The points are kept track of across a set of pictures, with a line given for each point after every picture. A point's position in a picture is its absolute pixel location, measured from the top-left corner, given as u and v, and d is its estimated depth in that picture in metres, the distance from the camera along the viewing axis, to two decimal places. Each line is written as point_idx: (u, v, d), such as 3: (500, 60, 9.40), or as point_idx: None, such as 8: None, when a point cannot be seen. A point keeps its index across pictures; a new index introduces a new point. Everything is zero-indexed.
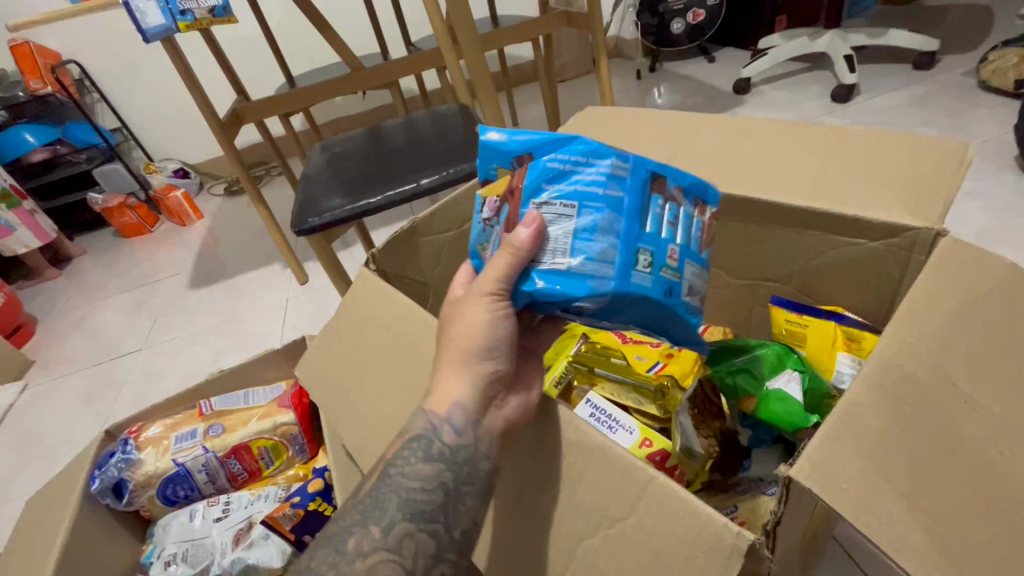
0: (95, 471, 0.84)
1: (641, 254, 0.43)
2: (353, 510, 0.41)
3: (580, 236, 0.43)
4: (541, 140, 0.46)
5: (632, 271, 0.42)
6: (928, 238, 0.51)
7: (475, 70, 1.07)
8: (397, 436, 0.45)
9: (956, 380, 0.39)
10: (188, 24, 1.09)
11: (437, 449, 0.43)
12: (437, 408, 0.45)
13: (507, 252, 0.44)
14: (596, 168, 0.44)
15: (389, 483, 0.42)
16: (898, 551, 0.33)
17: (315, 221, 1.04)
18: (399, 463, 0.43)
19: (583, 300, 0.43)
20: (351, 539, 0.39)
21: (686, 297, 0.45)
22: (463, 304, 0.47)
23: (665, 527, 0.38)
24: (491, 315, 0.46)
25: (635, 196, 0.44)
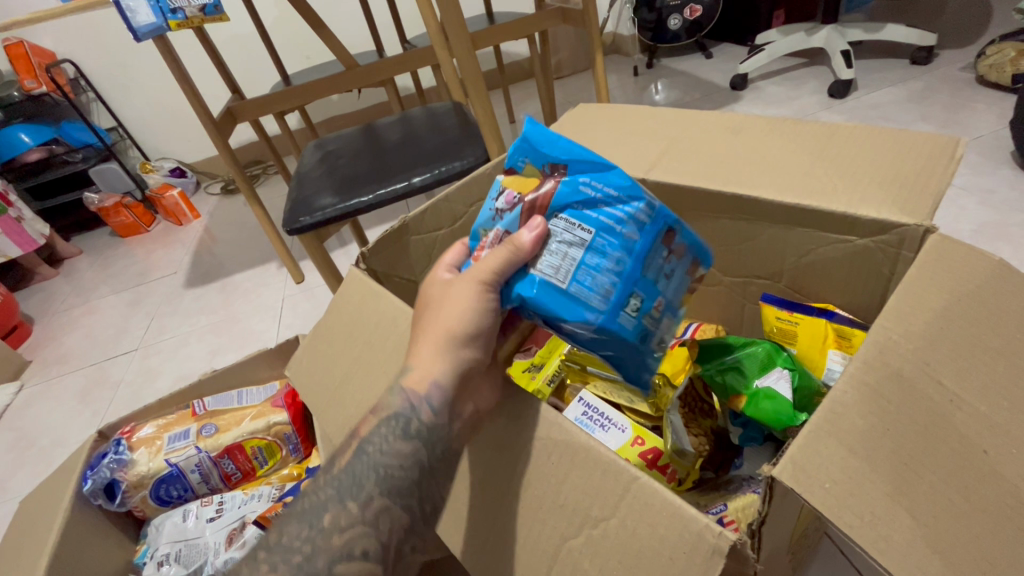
0: (87, 471, 0.83)
1: (633, 299, 0.47)
2: (328, 485, 0.41)
3: (587, 264, 0.46)
4: (583, 158, 0.48)
5: (621, 312, 0.46)
6: (917, 235, 0.50)
7: (468, 68, 1.06)
8: (374, 412, 0.45)
9: (943, 378, 0.39)
10: (180, 22, 1.07)
11: (413, 428, 0.43)
12: (414, 387, 0.44)
13: (507, 249, 0.47)
14: (625, 207, 0.47)
15: (365, 460, 0.41)
16: (881, 551, 0.33)
17: (307, 220, 1.03)
18: (375, 441, 0.42)
19: (566, 322, 0.46)
20: (327, 515, 0.39)
21: (657, 345, 0.50)
22: (453, 287, 0.47)
23: (647, 528, 0.38)
24: (478, 301, 0.46)
25: (646, 244, 0.48)
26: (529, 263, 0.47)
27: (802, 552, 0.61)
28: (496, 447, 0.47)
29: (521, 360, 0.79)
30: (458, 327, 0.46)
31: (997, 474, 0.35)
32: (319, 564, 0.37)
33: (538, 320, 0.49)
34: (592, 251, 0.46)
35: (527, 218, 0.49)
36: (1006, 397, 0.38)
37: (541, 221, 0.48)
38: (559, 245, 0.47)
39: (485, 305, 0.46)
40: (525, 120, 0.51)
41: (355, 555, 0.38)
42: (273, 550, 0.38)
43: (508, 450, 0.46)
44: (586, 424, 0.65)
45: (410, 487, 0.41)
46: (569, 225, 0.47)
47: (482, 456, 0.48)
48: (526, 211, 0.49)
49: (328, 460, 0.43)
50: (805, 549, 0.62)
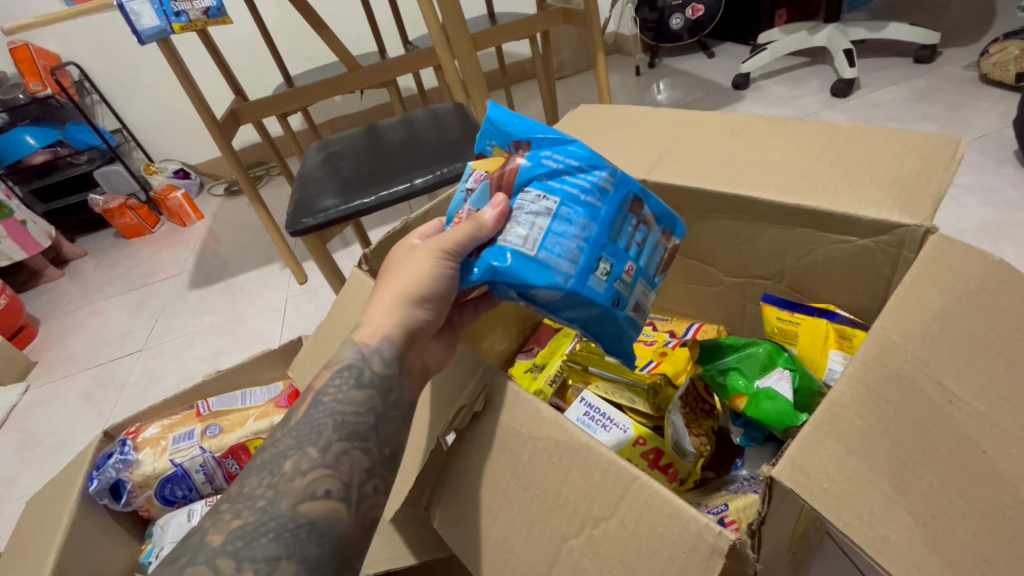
0: (94, 471, 0.84)
1: (602, 263, 0.49)
2: (286, 437, 0.43)
3: (555, 231, 0.48)
4: (543, 135, 0.52)
5: (590, 275, 0.48)
6: (917, 235, 0.51)
7: (469, 69, 1.07)
8: (327, 368, 0.47)
9: (942, 378, 0.39)
10: (183, 25, 1.09)
11: (366, 377, 0.46)
12: (366, 340, 0.48)
13: (471, 224, 0.50)
14: (588, 177, 0.50)
15: (322, 409, 0.44)
16: (881, 552, 0.33)
17: (310, 221, 1.04)
18: (331, 391, 0.45)
19: (538, 288, 0.48)
20: (288, 462, 0.41)
21: (630, 310, 0.52)
22: (415, 254, 0.51)
23: (647, 527, 0.38)
24: (436, 266, 0.50)
25: (611, 210, 0.50)
26: (497, 236, 0.51)
27: (803, 552, 0.61)
28: (494, 447, 0.47)
29: (523, 361, 0.80)
30: (412, 288, 0.50)
31: (995, 473, 0.35)
32: (283, 506, 0.38)
33: (511, 293, 0.51)
34: (559, 219, 0.49)
35: (493, 193, 0.52)
36: (1005, 397, 0.38)
37: (505, 195, 0.51)
38: (528, 215, 0.49)
39: (441, 268, 0.50)
40: (490, 105, 0.56)
41: (319, 494, 0.40)
42: (235, 501, 0.39)
43: (508, 450, 0.46)
44: (587, 424, 0.65)
45: (370, 433, 0.44)
46: (535, 196, 0.50)
47: (482, 454, 0.48)
48: (492, 187, 0.53)
49: (285, 417, 0.45)
50: (806, 549, 0.62)
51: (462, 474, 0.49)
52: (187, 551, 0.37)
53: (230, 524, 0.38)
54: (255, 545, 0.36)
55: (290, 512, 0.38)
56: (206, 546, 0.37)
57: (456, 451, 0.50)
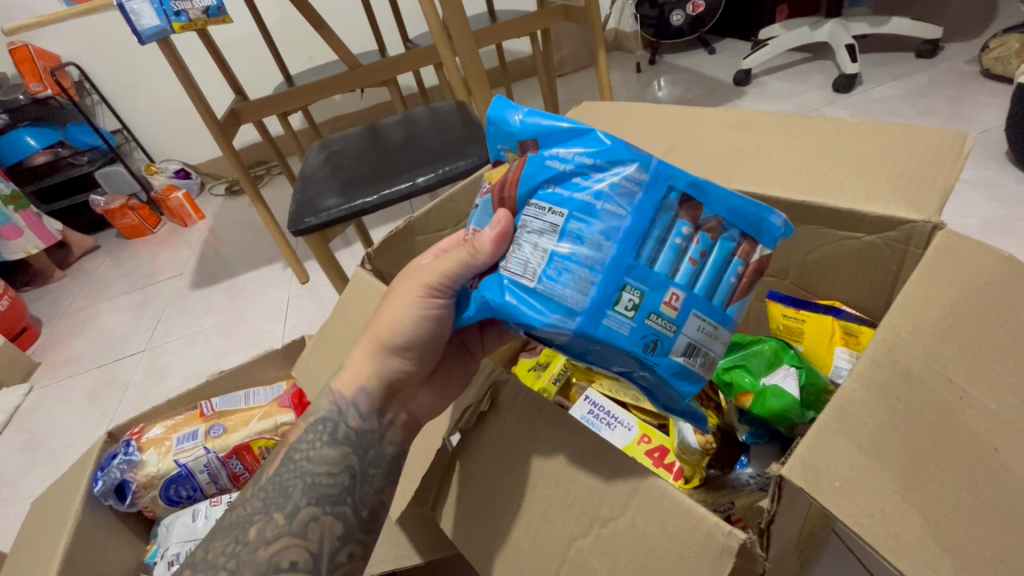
0: (97, 473, 0.84)
1: (627, 293, 0.41)
2: (257, 498, 0.45)
3: (562, 253, 0.42)
4: (548, 131, 0.46)
5: (608, 310, 0.41)
6: (925, 231, 0.50)
7: (470, 67, 1.06)
8: (303, 420, 0.50)
9: (953, 376, 0.38)
10: (183, 24, 1.09)
11: (340, 433, 0.48)
12: (343, 388, 0.50)
13: (466, 251, 0.46)
14: (605, 180, 0.43)
15: (293, 469, 0.46)
16: (893, 552, 0.33)
17: (312, 221, 1.04)
18: (302, 449, 0.47)
19: (539, 328, 0.41)
20: (255, 528, 0.44)
21: (677, 353, 0.42)
22: (399, 292, 0.50)
23: (657, 527, 0.38)
24: (414, 309, 0.49)
25: (640, 220, 0.42)
26: (497, 262, 0.46)
27: (810, 550, 0.61)
28: (501, 447, 0.47)
29: (527, 360, 0.80)
30: (391, 335, 0.50)
31: (1009, 471, 0.35)
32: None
33: (519, 329, 0.45)
34: (566, 237, 0.43)
35: (494, 210, 0.48)
36: (1017, 394, 0.37)
37: (507, 213, 0.46)
38: (529, 236, 0.44)
39: (424, 309, 0.49)
40: (494, 102, 0.50)
41: (284, 565, 0.42)
42: (200, 568, 0.43)
43: (516, 450, 0.46)
44: (593, 422, 0.66)
45: (341, 496, 0.46)
46: (540, 210, 0.44)
47: (489, 453, 0.48)
48: (493, 202, 0.48)
49: (258, 472, 0.48)
50: (812, 548, 0.62)
51: (470, 475, 0.49)
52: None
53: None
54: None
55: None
56: None
57: (463, 452, 0.50)
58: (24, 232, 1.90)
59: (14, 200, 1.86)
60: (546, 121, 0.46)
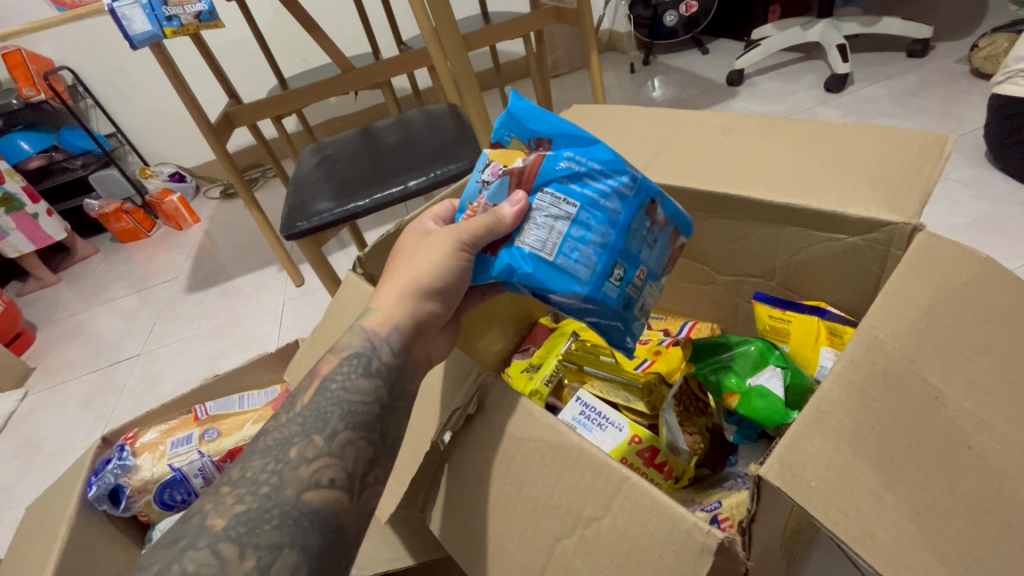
0: (91, 478, 0.85)
1: (617, 268, 0.50)
2: (293, 423, 0.44)
3: (573, 237, 0.49)
4: (564, 133, 0.51)
5: (606, 281, 0.49)
6: (906, 232, 0.51)
7: (461, 70, 1.07)
8: (335, 353, 0.49)
9: (928, 376, 0.39)
10: (175, 29, 1.08)
11: (374, 366, 0.47)
12: (375, 327, 0.50)
13: (490, 218, 0.50)
14: (608, 182, 0.50)
15: (330, 397, 0.45)
16: (866, 548, 0.33)
17: (304, 225, 1.04)
18: (338, 378, 0.46)
19: (554, 292, 0.49)
20: (294, 449, 0.42)
21: (638, 312, 0.53)
22: (424, 246, 0.53)
23: (639, 527, 0.38)
24: (448, 258, 0.51)
25: (630, 215, 0.51)
26: (513, 236, 0.51)
27: (796, 548, 0.62)
28: (487, 449, 0.48)
29: (519, 361, 0.80)
30: (427, 279, 0.51)
31: (981, 469, 0.36)
32: (288, 493, 0.39)
33: (526, 291, 0.52)
34: (578, 224, 0.49)
35: (511, 191, 0.52)
36: (991, 393, 0.38)
37: (524, 194, 0.51)
38: (546, 219, 0.50)
39: (455, 260, 0.51)
40: (512, 95, 0.53)
41: (323, 483, 0.41)
42: (237, 485, 0.40)
43: (503, 451, 0.47)
44: (583, 423, 0.64)
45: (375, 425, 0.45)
46: (555, 199, 0.50)
47: (477, 456, 0.48)
48: (510, 184, 0.52)
49: (289, 401, 0.46)
50: (799, 546, 0.62)
51: (458, 476, 0.49)
52: (186, 534, 0.38)
53: (232, 509, 0.38)
54: (258, 532, 0.37)
55: (294, 500, 0.39)
56: (209, 528, 0.37)
57: (451, 454, 0.50)
58: (10, 234, 1.90)
59: (4, 201, 1.85)
60: (563, 123, 0.51)
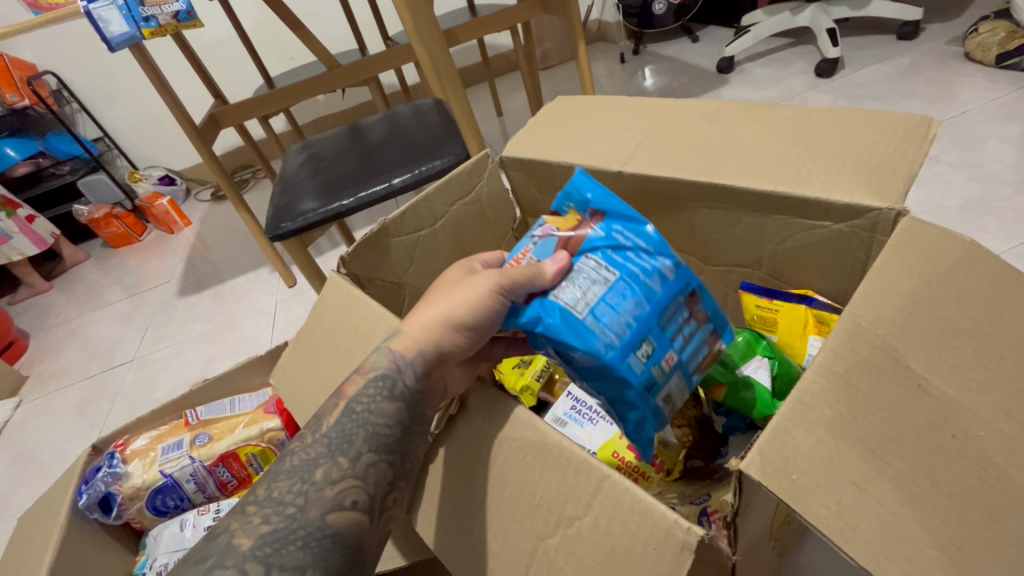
0: (82, 486, 0.84)
1: (645, 344, 0.48)
2: (318, 443, 0.43)
3: (608, 302, 0.48)
4: (618, 210, 0.54)
5: (632, 353, 0.47)
6: (890, 218, 0.50)
7: (441, 66, 1.05)
8: (361, 374, 0.48)
9: (911, 363, 0.38)
10: (153, 30, 1.06)
11: (398, 390, 0.47)
12: (403, 350, 0.49)
13: (531, 271, 0.51)
14: (653, 261, 0.51)
15: (355, 418, 0.44)
16: (848, 541, 0.32)
17: (289, 225, 1.03)
18: (363, 400, 0.46)
19: (576, 350, 0.47)
20: (319, 470, 0.42)
21: (661, 401, 0.49)
22: (470, 279, 0.51)
23: (620, 526, 0.38)
24: (485, 296, 0.50)
25: (667, 296, 0.50)
26: (549, 290, 0.51)
27: (788, 539, 0.61)
28: (468, 451, 0.47)
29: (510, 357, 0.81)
30: (456, 313, 0.50)
31: (967, 456, 0.35)
32: (313, 514, 0.39)
33: (549, 347, 0.50)
34: (614, 291, 0.49)
35: (556, 250, 0.53)
36: (975, 379, 0.38)
37: (567, 256, 0.52)
38: (585, 279, 0.50)
39: (490, 300, 0.50)
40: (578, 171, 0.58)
41: (346, 504, 0.40)
42: (264, 504, 0.40)
43: (486, 451, 0.46)
44: (575, 418, 0.65)
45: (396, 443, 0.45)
46: (597, 265, 0.51)
47: (458, 456, 0.48)
48: (556, 243, 0.54)
49: (315, 421, 0.46)
50: (792, 535, 0.62)
51: (443, 476, 0.49)
52: (213, 553, 0.38)
53: (259, 529, 0.38)
54: (283, 552, 0.37)
55: (318, 521, 0.39)
56: (235, 549, 0.37)
57: (434, 455, 0.50)
58: (11, 238, 1.88)
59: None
60: (619, 201, 0.54)
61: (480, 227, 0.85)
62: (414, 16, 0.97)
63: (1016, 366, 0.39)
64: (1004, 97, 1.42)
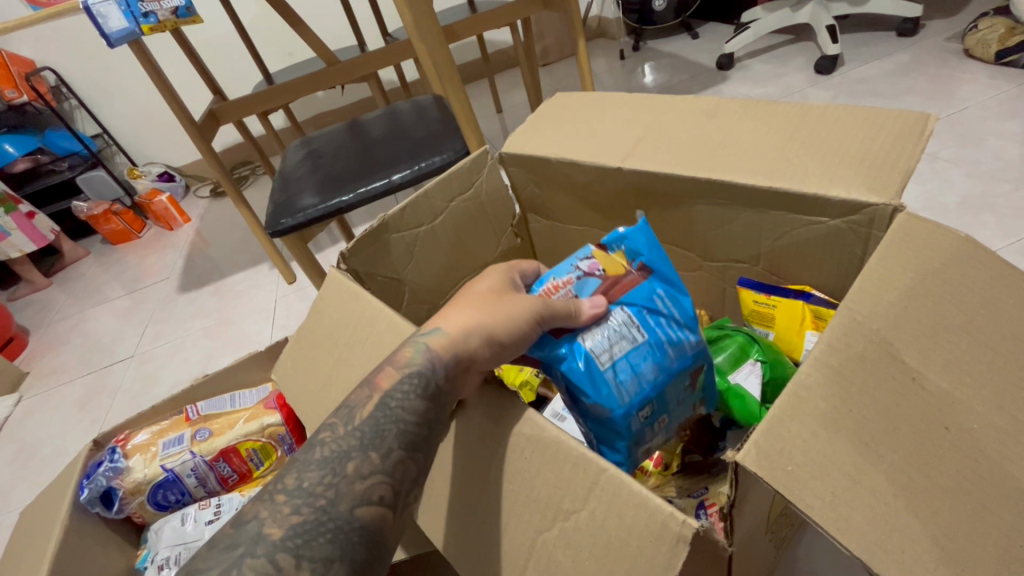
0: (84, 480, 0.84)
1: (648, 407, 0.52)
2: (348, 434, 0.40)
3: (630, 362, 0.51)
4: (665, 273, 0.55)
5: (634, 414, 0.51)
6: (886, 214, 0.50)
7: (441, 62, 1.05)
8: (394, 367, 0.44)
9: (905, 357, 0.39)
10: (152, 26, 1.06)
11: (433, 388, 0.43)
12: (439, 349, 0.45)
13: (570, 313, 0.51)
14: (678, 331, 0.53)
15: (387, 413, 0.41)
16: (842, 531, 0.33)
17: (289, 221, 1.03)
18: (397, 396, 0.42)
19: (589, 398, 0.51)
20: (351, 462, 0.38)
21: (640, 451, 0.54)
22: (514, 297, 0.49)
23: (616, 519, 0.38)
24: (527, 321, 0.48)
25: (681, 366, 0.53)
26: (580, 329, 0.52)
27: (784, 532, 0.62)
28: (466, 445, 0.47)
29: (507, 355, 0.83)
30: (498, 325, 0.47)
31: (960, 449, 0.36)
32: (343, 507, 0.36)
33: (560, 381, 0.53)
34: (638, 352, 0.51)
35: (597, 292, 0.55)
36: (968, 372, 0.38)
37: (606, 304, 0.54)
38: (615, 333, 0.52)
39: (529, 325, 0.48)
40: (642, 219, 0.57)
41: (375, 499, 0.37)
42: (293, 493, 0.36)
43: (485, 446, 0.46)
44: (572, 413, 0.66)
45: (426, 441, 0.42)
46: (631, 323, 0.52)
47: (457, 451, 0.48)
48: (599, 286, 0.55)
49: (341, 411, 0.42)
50: (788, 529, 0.63)
51: (442, 470, 0.49)
52: (240, 540, 0.34)
53: (290, 518, 0.35)
54: (313, 545, 0.34)
55: (348, 515, 0.36)
56: (263, 539, 0.34)
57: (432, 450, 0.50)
58: (10, 235, 1.89)
59: None
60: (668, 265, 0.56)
61: (479, 223, 0.86)
62: (413, 12, 0.97)
63: (1008, 359, 0.39)
64: (1003, 94, 1.42)
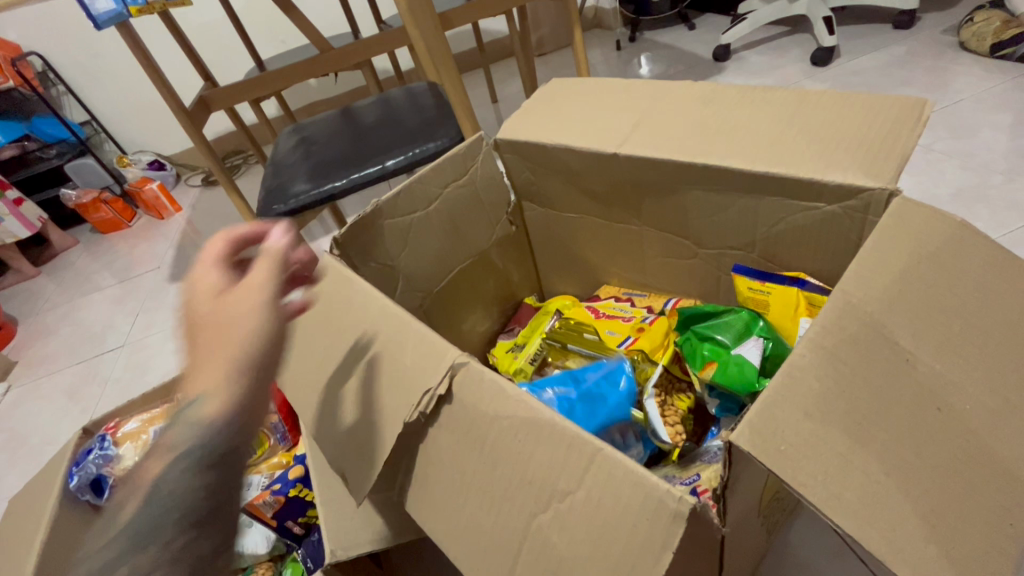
0: (73, 468, 0.84)
1: (559, 389, 0.65)
2: (115, 539, 0.34)
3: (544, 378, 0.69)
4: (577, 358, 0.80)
5: (544, 393, 0.65)
6: (882, 198, 0.50)
7: (435, 48, 1.04)
8: (159, 450, 0.37)
9: (899, 339, 0.39)
10: (140, 8, 1.04)
11: (212, 455, 0.37)
12: (210, 414, 0.38)
13: (269, 260, 0.45)
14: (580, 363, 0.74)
15: (158, 501, 0.35)
16: (835, 509, 0.33)
17: (281, 207, 1.02)
18: (166, 480, 0.36)
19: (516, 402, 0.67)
20: (124, 568, 0.33)
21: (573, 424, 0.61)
22: (235, 296, 0.42)
23: (613, 498, 0.37)
24: (270, 314, 0.42)
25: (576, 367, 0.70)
26: None
27: (777, 516, 0.62)
28: (458, 431, 0.46)
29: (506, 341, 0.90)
30: (246, 348, 0.40)
31: (951, 429, 0.36)
32: None
33: None
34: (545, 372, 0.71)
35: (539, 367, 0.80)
36: (961, 354, 0.38)
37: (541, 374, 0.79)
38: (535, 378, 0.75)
39: (270, 312, 0.42)
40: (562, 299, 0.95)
41: None
42: None
43: (476, 430, 0.45)
44: None
45: (230, 469, 0.38)
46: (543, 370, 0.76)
47: (448, 437, 0.47)
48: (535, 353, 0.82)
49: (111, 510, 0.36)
50: (780, 514, 0.63)
51: (432, 455, 0.48)
52: None
53: None
54: None
55: None
56: None
57: (422, 435, 0.49)
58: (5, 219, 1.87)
59: None
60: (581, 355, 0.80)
61: (474, 210, 0.85)
62: None
63: (1000, 341, 0.39)
64: (998, 86, 1.42)
